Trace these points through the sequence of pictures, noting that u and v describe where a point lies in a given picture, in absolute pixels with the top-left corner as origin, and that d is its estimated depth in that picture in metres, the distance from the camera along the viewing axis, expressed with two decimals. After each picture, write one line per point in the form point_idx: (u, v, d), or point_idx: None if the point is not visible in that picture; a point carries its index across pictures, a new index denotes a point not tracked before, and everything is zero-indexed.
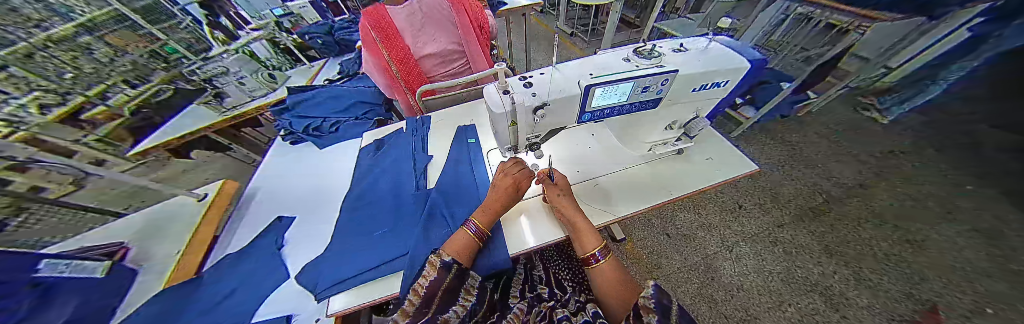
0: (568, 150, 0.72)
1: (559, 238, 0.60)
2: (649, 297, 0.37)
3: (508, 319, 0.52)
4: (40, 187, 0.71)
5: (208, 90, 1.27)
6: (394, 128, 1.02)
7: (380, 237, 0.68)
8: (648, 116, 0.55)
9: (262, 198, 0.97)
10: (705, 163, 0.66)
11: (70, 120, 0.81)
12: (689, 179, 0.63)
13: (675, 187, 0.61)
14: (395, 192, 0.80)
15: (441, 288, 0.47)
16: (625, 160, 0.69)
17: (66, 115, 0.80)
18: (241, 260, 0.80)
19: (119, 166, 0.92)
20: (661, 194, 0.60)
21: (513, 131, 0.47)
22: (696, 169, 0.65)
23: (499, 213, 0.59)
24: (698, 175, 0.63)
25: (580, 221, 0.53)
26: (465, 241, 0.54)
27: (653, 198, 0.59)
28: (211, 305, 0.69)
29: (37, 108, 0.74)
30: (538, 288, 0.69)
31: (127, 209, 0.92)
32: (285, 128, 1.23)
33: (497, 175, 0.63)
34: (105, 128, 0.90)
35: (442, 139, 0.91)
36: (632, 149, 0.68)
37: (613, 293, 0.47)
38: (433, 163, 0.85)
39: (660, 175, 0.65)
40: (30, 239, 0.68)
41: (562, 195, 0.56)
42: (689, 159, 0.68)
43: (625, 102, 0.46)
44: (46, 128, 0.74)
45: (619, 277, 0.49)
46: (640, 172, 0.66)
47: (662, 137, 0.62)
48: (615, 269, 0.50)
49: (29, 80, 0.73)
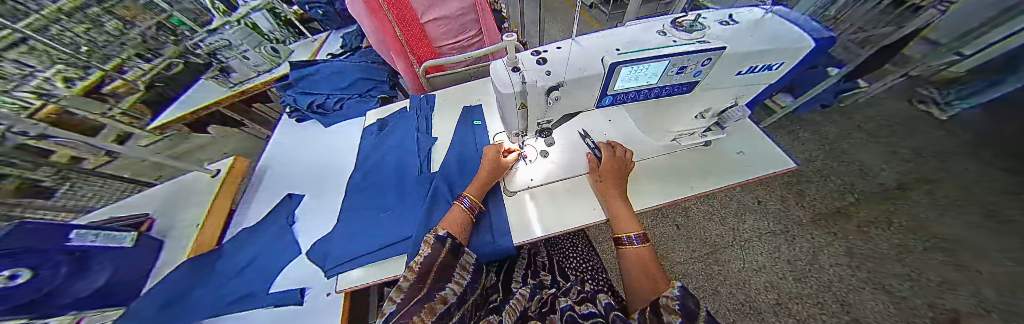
0: (582, 138, 0.66)
1: (596, 222, 0.57)
2: (674, 299, 0.34)
3: (511, 303, 0.53)
4: (79, 157, 0.83)
5: (214, 64, 1.24)
6: (400, 106, 0.97)
7: (385, 218, 0.69)
8: (678, 101, 0.48)
9: (274, 175, 1.01)
10: (733, 159, 0.59)
11: (94, 94, 0.85)
12: (715, 174, 0.57)
13: (697, 182, 0.56)
14: (399, 174, 0.78)
15: (436, 262, 0.48)
16: (645, 149, 0.62)
17: (89, 89, 0.84)
18: (257, 234, 0.84)
19: (144, 139, 0.99)
20: (682, 191, 0.55)
21: (524, 116, 0.42)
22: (724, 163, 0.59)
23: (484, 184, 0.60)
24: (725, 171, 0.57)
25: (623, 210, 0.51)
26: (457, 215, 0.56)
27: (672, 194, 0.55)
28: (234, 273, 0.75)
29: (63, 81, 0.78)
30: (541, 274, 0.70)
31: (157, 180, 1.04)
32: (290, 104, 1.21)
33: (484, 154, 0.65)
34: (129, 98, 0.95)
35: (446, 119, 0.86)
36: (653, 137, 0.61)
37: (639, 284, 0.42)
38: (438, 145, 0.80)
39: (683, 169, 0.60)
40: (71, 204, 0.81)
41: (602, 182, 0.55)
42: (717, 152, 0.62)
43: (654, 85, 0.39)
44: (74, 100, 0.80)
45: (655, 270, 0.42)
46: (658, 164, 0.61)
47: (690, 126, 0.55)
48: (650, 261, 0.44)
49: (50, 53, 0.75)
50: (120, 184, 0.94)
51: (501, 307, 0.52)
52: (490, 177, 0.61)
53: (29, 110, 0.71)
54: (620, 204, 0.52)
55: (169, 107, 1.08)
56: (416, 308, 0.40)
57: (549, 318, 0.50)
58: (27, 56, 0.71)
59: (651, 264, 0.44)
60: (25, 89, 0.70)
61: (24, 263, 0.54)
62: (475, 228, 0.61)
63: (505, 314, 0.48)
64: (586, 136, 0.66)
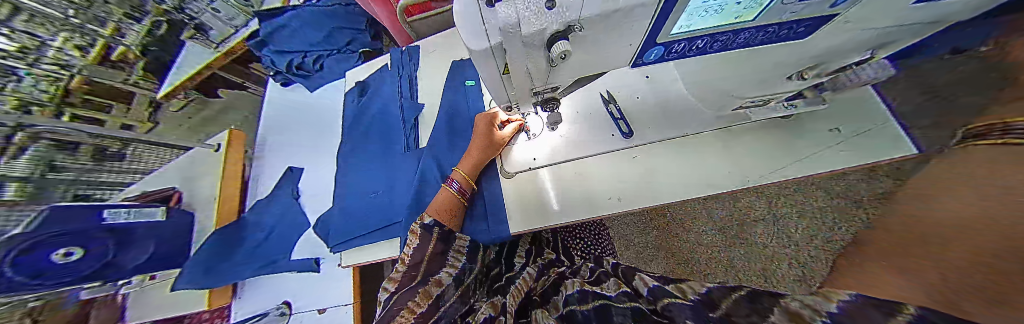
0: (598, 106, 0.49)
1: (618, 212, 0.48)
2: (822, 312, 0.15)
3: (518, 283, 0.49)
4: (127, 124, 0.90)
5: (183, 20, 0.93)
6: (379, 62, 0.80)
7: (375, 199, 0.65)
8: (764, 54, 0.30)
9: (280, 149, 1.04)
10: (816, 138, 0.43)
11: (109, 62, 0.82)
12: (786, 160, 0.44)
13: (755, 172, 0.44)
14: (386, 150, 0.70)
15: (426, 254, 0.44)
16: (691, 122, 0.45)
17: (104, 55, 0.80)
18: (272, 205, 0.88)
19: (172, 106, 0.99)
20: (735, 183, 0.44)
21: (522, 83, 0.28)
22: (807, 145, 0.43)
23: (478, 165, 0.52)
24: (804, 159, 0.43)
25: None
26: (447, 199, 0.50)
27: (717, 188, 0.45)
28: (260, 240, 0.82)
29: (76, 49, 0.75)
30: (545, 253, 0.68)
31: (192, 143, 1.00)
32: (269, 66, 1.08)
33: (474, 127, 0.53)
34: (139, 66, 0.88)
35: (433, 80, 0.69)
36: (708, 105, 0.43)
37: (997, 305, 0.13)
38: (425, 114, 0.67)
39: (740, 151, 0.46)
40: (135, 167, 0.87)
41: None
42: (799, 127, 0.45)
43: (735, 27, 0.22)
44: (93, 71, 0.79)
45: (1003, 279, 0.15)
46: (697, 145, 0.48)
47: (771, 88, 0.37)
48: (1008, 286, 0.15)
49: (52, 19, 0.71)
50: (162, 148, 0.93)
51: (506, 288, 0.48)
52: (481, 154, 0.50)
53: (66, 79, 0.75)
54: None
55: (170, 72, 0.95)
56: (409, 293, 0.39)
57: (553, 301, 0.44)
58: (27, 24, 0.68)
59: None
60: (45, 61, 0.72)
61: (72, 241, 0.63)
62: (468, 212, 0.55)
63: (509, 296, 0.44)
64: (610, 101, 0.49)
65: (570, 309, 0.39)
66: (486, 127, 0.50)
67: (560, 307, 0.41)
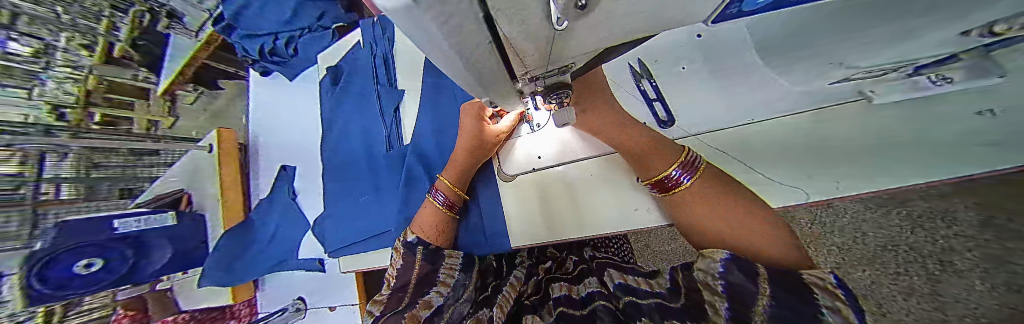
0: (630, 86, 0.47)
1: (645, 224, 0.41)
2: (716, 275, 0.26)
3: (505, 290, 0.42)
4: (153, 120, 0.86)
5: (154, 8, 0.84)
6: (350, 41, 0.67)
7: (364, 204, 0.59)
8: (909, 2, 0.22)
9: (268, 144, 0.98)
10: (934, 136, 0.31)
11: (115, 59, 0.80)
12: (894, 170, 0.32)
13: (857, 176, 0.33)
14: (366, 148, 0.61)
15: (411, 279, 0.39)
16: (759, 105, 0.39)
17: (106, 53, 0.78)
18: (269, 206, 0.87)
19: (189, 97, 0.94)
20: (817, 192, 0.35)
21: (485, 63, 0.13)
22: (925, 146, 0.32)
23: (468, 175, 0.44)
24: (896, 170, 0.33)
25: (659, 141, 0.36)
26: (430, 215, 0.44)
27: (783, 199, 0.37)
28: (266, 240, 0.84)
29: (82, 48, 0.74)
30: (548, 250, 0.60)
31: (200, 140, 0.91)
32: (244, 54, 0.96)
33: (461, 118, 0.43)
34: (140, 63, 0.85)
35: (411, 60, 0.56)
36: (794, 76, 0.37)
37: (732, 219, 0.29)
38: (406, 104, 0.56)
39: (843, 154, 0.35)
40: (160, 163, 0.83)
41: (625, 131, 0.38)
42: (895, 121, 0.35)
43: None
44: (104, 70, 0.78)
45: (736, 226, 0.29)
46: (788, 140, 0.38)
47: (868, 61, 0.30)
48: (721, 189, 0.32)
49: (45, 19, 0.68)
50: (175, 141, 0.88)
51: (494, 297, 0.40)
52: (467, 157, 0.42)
53: (82, 81, 0.74)
54: (632, 138, 0.38)
55: (165, 61, 0.88)
56: (396, 317, 0.32)
57: (545, 307, 0.38)
58: (30, 27, 0.67)
59: (717, 199, 0.31)
60: (57, 64, 0.71)
61: (89, 253, 0.64)
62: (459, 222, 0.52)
63: (496, 306, 0.36)
64: (642, 77, 0.46)
65: (557, 314, 0.35)
66: (472, 121, 0.40)
67: (552, 311, 0.36)
